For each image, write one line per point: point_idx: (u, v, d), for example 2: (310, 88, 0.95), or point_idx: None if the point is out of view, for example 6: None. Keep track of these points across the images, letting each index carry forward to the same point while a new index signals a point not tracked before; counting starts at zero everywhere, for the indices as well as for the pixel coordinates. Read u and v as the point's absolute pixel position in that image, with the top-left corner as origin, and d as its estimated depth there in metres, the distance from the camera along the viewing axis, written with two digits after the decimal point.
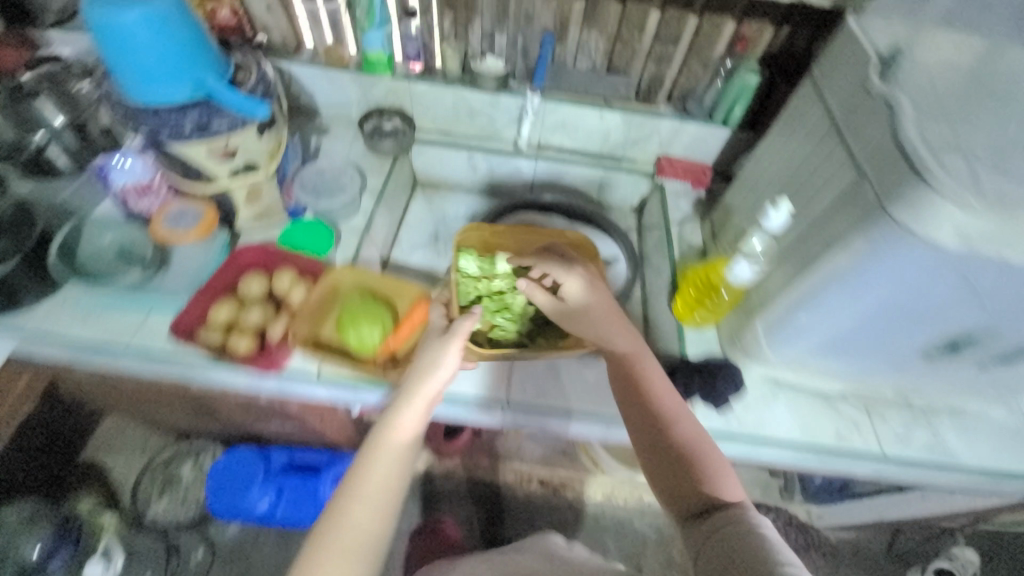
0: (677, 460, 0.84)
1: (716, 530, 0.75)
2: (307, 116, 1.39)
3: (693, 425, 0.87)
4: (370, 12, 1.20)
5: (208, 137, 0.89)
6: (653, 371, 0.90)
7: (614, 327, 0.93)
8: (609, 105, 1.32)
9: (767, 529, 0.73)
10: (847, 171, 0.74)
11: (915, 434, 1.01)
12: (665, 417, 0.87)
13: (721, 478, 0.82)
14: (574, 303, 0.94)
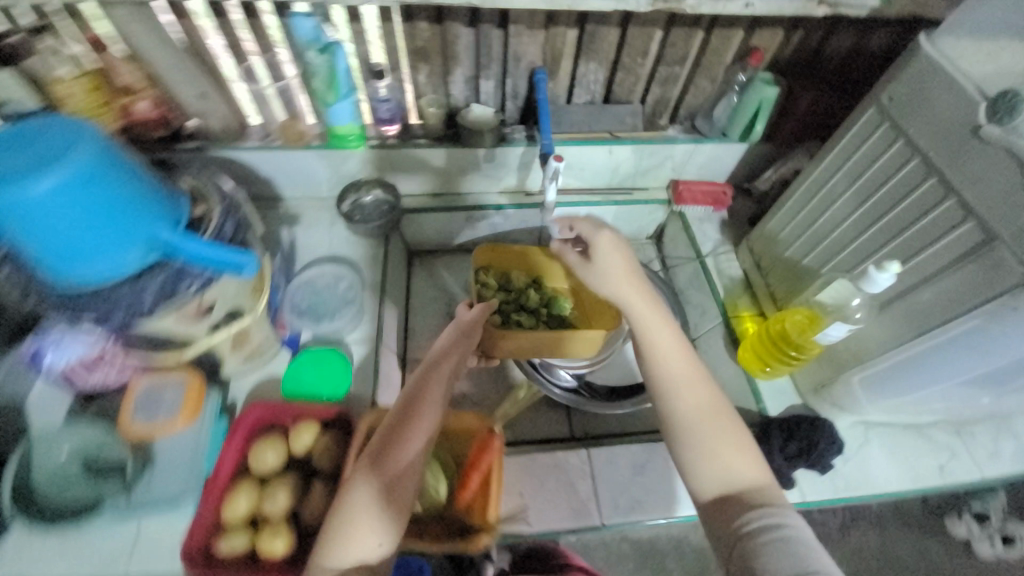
0: (684, 434, 0.67)
1: (753, 535, 0.57)
2: (272, 204, 1.19)
3: (702, 390, 0.70)
4: (334, 81, 0.98)
5: (179, 302, 0.68)
6: (659, 330, 0.74)
7: (628, 287, 0.78)
8: (617, 138, 1.16)
9: (794, 530, 0.56)
10: (973, 230, 0.64)
11: (1004, 444, 0.94)
12: (677, 370, 0.71)
13: (734, 456, 0.65)
14: (596, 270, 0.81)
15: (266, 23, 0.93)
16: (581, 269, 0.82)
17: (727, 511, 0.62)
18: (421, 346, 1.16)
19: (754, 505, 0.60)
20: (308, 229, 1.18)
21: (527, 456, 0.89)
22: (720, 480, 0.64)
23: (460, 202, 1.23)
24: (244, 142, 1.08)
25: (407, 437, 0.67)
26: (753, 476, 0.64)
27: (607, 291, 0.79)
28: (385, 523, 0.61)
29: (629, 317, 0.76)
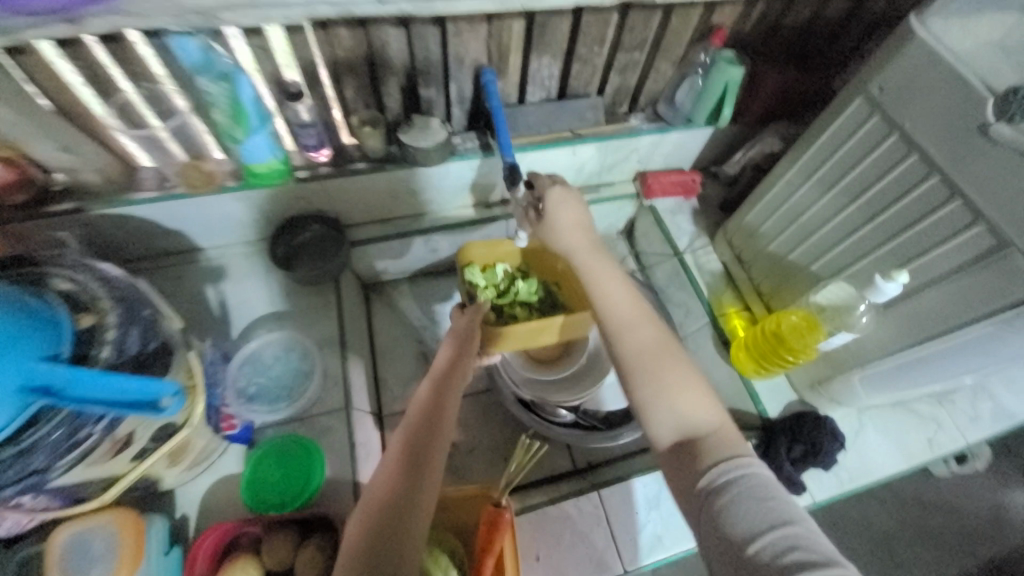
0: (638, 381, 0.64)
1: (714, 486, 0.53)
2: (188, 257, 1.01)
3: (650, 334, 0.67)
4: (239, 115, 0.81)
5: (83, 451, 0.56)
6: (608, 282, 0.72)
7: (583, 246, 0.75)
8: (580, 137, 1.05)
9: (752, 471, 0.53)
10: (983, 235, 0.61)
11: (981, 405, 0.97)
12: (624, 315, 0.69)
13: (688, 392, 0.62)
14: (554, 233, 0.76)
15: (139, 52, 0.73)
16: (540, 231, 0.78)
17: (687, 456, 0.58)
18: (396, 394, 1.05)
19: (716, 451, 0.56)
20: (241, 282, 1.01)
21: (538, 512, 0.82)
22: (676, 424, 0.60)
23: (415, 224, 1.10)
24: (137, 193, 0.88)
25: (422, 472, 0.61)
26: (713, 420, 0.60)
27: (566, 250, 0.76)
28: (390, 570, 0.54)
29: (586, 277, 0.74)
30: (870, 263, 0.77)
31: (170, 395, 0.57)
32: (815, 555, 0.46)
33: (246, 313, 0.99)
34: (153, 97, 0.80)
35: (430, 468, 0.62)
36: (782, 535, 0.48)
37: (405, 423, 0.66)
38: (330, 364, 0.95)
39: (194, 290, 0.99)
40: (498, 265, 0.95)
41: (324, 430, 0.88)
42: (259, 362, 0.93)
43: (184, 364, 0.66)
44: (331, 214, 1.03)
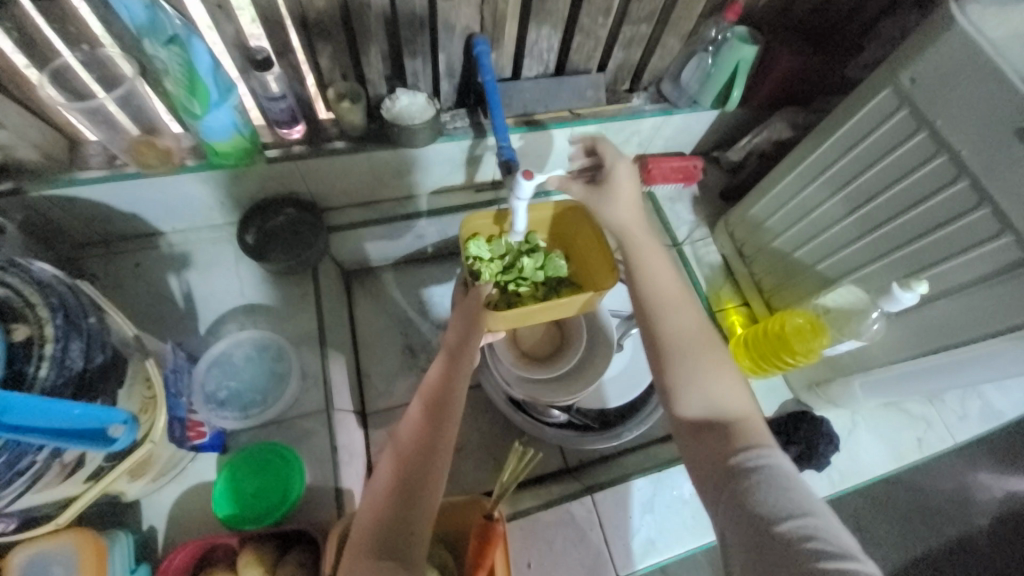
0: (672, 361, 0.62)
1: (739, 467, 0.51)
2: (147, 242, 0.91)
3: (692, 319, 0.64)
4: (195, 86, 0.69)
5: (27, 480, 0.50)
6: (656, 261, 0.69)
7: (638, 225, 0.71)
8: (579, 118, 0.97)
9: (774, 461, 0.51)
10: (1013, 244, 0.58)
11: (970, 404, 0.97)
12: (658, 299, 0.66)
13: (719, 381, 0.60)
14: (608, 208, 0.72)
15: (79, 10, 0.65)
16: (589, 199, 0.73)
17: (712, 435, 0.56)
18: (379, 390, 0.99)
19: (741, 437, 0.54)
20: (208, 270, 0.93)
21: (530, 518, 0.79)
22: (706, 406, 0.58)
23: (399, 208, 1.03)
24: (81, 170, 0.78)
25: (432, 457, 0.57)
26: (741, 407, 0.58)
27: (616, 226, 0.71)
28: (409, 536, 0.52)
29: (634, 255, 0.69)
30: (882, 267, 0.74)
31: (121, 424, 0.52)
32: (835, 548, 0.44)
33: (214, 305, 0.91)
34: (94, 62, 0.69)
35: (442, 451, 0.58)
36: (798, 525, 0.46)
37: (425, 395, 0.64)
38: (308, 361, 0.89)
39: (155, 279, 0.90)
40: (504, 238, 0.80)
41: (303, 434, 0.82)
42: (228, 360, 0.86)
43: (140, 374, 0.61)
44: (307, 198, 0.94)
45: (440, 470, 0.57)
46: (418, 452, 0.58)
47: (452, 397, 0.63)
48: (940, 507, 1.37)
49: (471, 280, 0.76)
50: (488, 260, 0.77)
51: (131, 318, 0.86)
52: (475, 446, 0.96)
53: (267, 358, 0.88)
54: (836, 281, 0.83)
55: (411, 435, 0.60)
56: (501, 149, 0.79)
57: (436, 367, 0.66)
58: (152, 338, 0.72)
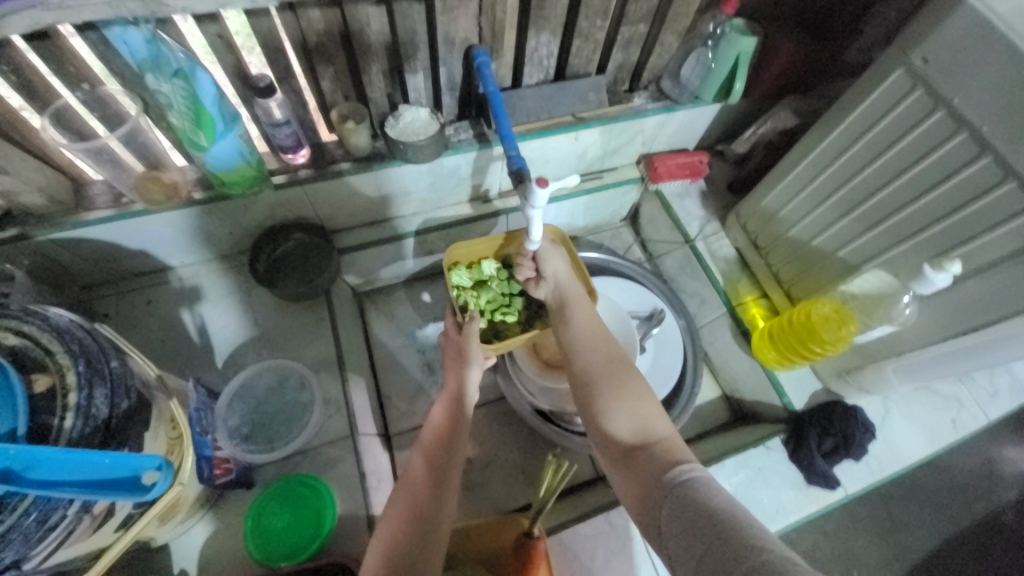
0: (599, 401, 0.62)
1: (669, 478, 0.50)
2: (158, 278, 0.90)
3: (613, 358, 0.66)
4: (200, 118, 0.69)
5: (61, 534, 0.49)
6: (579, 309, 0.72)
7: (571, 283, 0.75)
8: (582, 121, 0.96)
9: (700, 473, 0.50)
10: None
11: (999, 380, 0.95)
12: (582, 346, 0.68)
13: (639, 412, 0.59)
14: (551, 260, 0.76)
15: (75, 48, 0.64)
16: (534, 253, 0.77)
17: (640, 459, 0.54)
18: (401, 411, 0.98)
19: (665, 457, 0.53)
20: (220, 303, 0.91)
21: (567, 531, 0.77)
22: (631, 434, 0.58)
23: (407, 226, 1.01)
24: (86, 211, 0.76)
25: (442, 475, 0.58)
26: (664, 428, 0.58)
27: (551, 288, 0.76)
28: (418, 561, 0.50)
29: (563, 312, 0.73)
30: (906, 250, 0.74)
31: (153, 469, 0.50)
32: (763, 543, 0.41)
33: (230, 337, 0.90)
34: (96, 100, 0.69)
35: (451, 471, 0.59)
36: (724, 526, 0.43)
37: (443, 414, 0.66)
38: (329, 387, 0.88)
39: (168, 315, 0.89)
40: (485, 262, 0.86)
41: (330, 462, 0.80)
42: (249, 394, 0.84)
43: (166, 413, 0.60)
44: (316, 222, 0.93)
45: (451, 489, 0.58)
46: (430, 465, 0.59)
47: (453, 417, 0.65)
48: (971, 484, 1.35)
49: (458, 312, 0.79)
50: (469, 289, 0.83)
51: (148, 356, 0.85)
52: (503, 460, 0.94)
53: (287, 388, 0.86)
54: (858, 268, 0.82)
55: (436, 435, 0.63)
56: (511, 158, 0.78)
57: (450, 377, 0.70)
58: (173, 377, 0.70)
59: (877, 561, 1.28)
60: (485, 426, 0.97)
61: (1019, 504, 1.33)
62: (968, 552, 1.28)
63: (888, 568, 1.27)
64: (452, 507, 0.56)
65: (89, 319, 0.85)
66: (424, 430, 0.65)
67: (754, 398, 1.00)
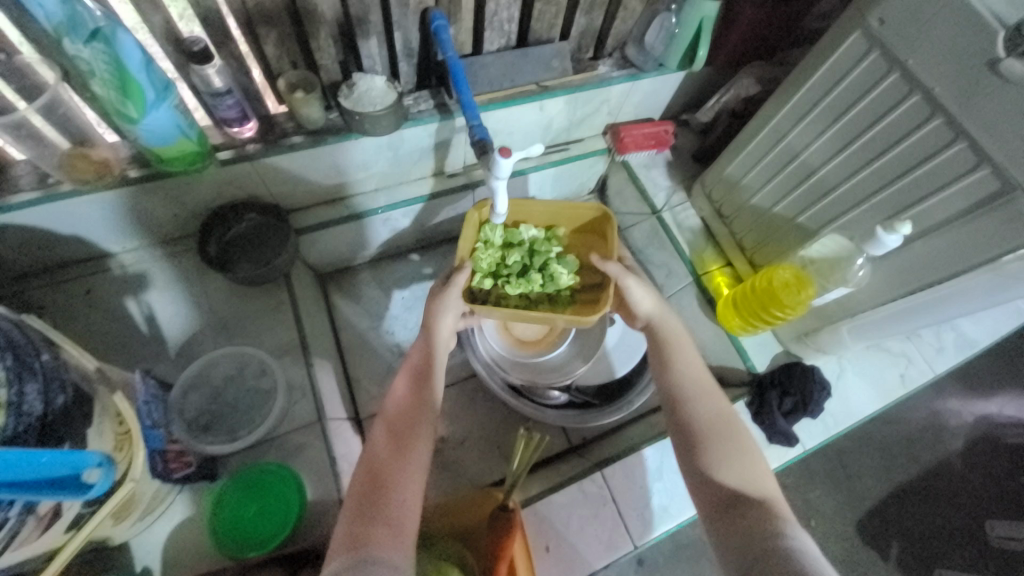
0: (704, 447, 0.58)
1: (771, 541, 0.47)
2: (98, 265, 0.84)
3: (720, 406, 0.61)
4: (127, 87, 0.62)
5: (3, 538, 0.45)
6: (686, 345, 0.68)
7: (673, 318, 0.70)
8: (547, 90, 0.93)
9: (804, 546, 0.46)
10: (993, 178, 0.59)
11: (945, 336, 1.00)
12: (685, 388, 0.63)
13: (742, 467, 0.56)
14: (634, 294, 0.70)
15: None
16: (623, 279, 0.69)
17: (743, 513, 0.51)
18: (370, 392, 0.96)
19: (766, 519, 0.49)
20: (170, 289, 0.85)
21: (542, 502, 0.78)
22: (734, 485, 0.54)
23: (367, 203, 0.97)
24: (9, 194, 0.69)
25: (409, 451, 0.57)
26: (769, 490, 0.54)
27: (638, 316, 0.71)
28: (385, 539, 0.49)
29: (661, 342, 0.68)
30: (861, 213, 0.75)
31: (96, 466, 0.48)
32: None
33: (183, 326, 0.85)
34: (12, 71, 0.61)
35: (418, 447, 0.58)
36: None
37: (411, 385, 0.63)
38: (292, 372, 0.85)
39: (110, 305, 0.83)
40: (526, 227, 0.81)
41: (297, 448, 0.78)
42: (206, 383, 0.80)
43: (110, 409, 0.57)
44: (271, 201, 0.88)
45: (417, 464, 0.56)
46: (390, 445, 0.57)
47: (421, 392, 0.62)
48: (919, 436, 1.45)
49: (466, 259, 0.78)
50: (496, 247, 0.79)
51: (92, 348, 0.79)
52: (477, 436, 0.95)
53: (247, 376, 0.82)
54: (817, 232, 0.84)
55: (401, 408, 0.61)
56: (473, 128, 0.75)
57: (416, 346, 0.67)
58: (119, 369, 0.66)
59: (833, 509, 1.37)
60: (458, 404, 0.97)
61: (960, 451, 1.44)
62: (914, 498, 1.38)
63: (842, 516, 1.36)
64: (418, 471, 0.56)
65: (20, 312, 0.78)
66: (383, 410, 0.61)
67: None
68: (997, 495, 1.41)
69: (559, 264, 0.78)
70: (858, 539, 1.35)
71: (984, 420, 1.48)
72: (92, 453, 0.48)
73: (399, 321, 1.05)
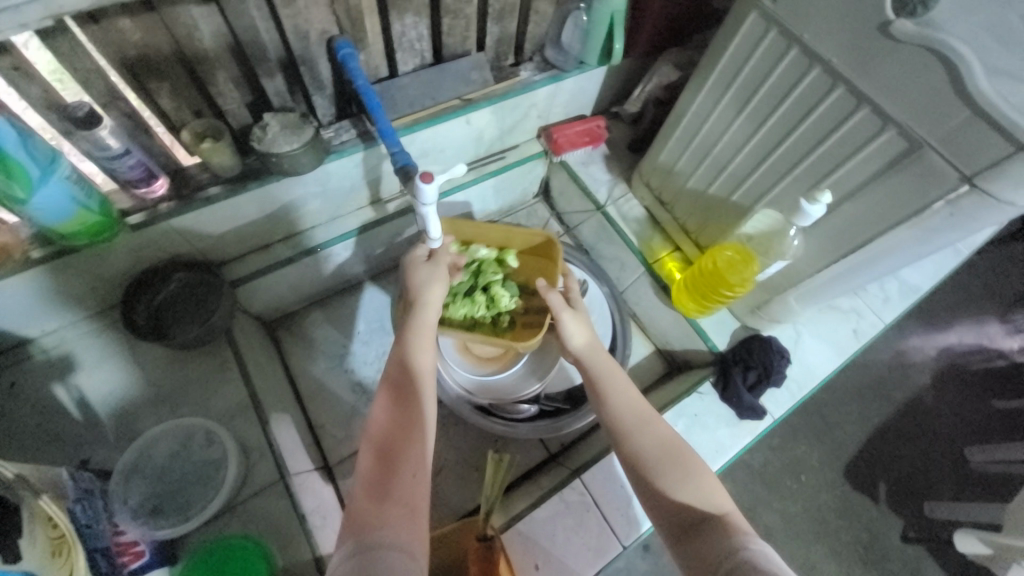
0: (657, 475, 0.59)
1: (736, 552, 0.47)
2: (18, 353, 0.78)
3: (663, 430, 0.63)
4: (7, 168, 0.58)
5: None
6: (619, 378, 0.69)
7: (605, 352, 0.73)
8: (471, 104, 0.92)
9: (765, 553, 0.47)
10: (901, 138, 0.61)
11: (889, 286, 1.04)
12: (627, 419, 0.64)
13: (694, 487, 0.57)
14: (571, 330, 0.75)
15: None
16: (561, 312, 0.75)
17: (704, 538, 0.51)
18: (339, 435, 0.93)
19: (726, 536, 0.50)
20: (102, 367, 0.80)
21: (525, 521, 0.76)
22: (691, 506, 0.55)
23: (304, 244, 0.93)
24: None
25: (396, 487, 0.51)
26: (725, 504, 0.55)
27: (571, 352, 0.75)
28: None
29: (597, 377, 0.70)
30: (787, 186, 0.77)
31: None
32: None
33: (124, 402, 0.80)
34: None
35: (407, 478, 0.52)
36: None
37: (386, 423, 0.59)
38: (249, 430, 0.81)
39: (37, 395, 0.77)
40: (478, 248, 0.88)
41: (263, 510, 0.74)
42: (151, 462, 0.76)
43: (40, 513, 0.53)
44: (198, 257, 0.84)
45: (412, 496, 0.50)
46: (379, 467, 0.54)
47: (402, 424, 0.58)
48: (888, 377, 1.50)
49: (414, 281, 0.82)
50: None
51: (21, 444, 0.73)
52: (454, 461, 0.93)
53: (194, 448, 0.77)
54: (751, 208, 0.85)
55: (382, 449, 0.56)
56: (396, 156, 0.74)
57: (388, 382, 0.63)
58: (45, 466, 0.61)
59: (819, 463, 1.41)
60: None
61: (928, 386, 1.50)
62: (893, 438, 1.44)
63: (828, 467, 1.40)
64: (413, 505, 0.50)
65: None
66: (366, 438, 0.58)
67: (683, 347, 1.04)
68: (967, 422, 1.47)
69: (502, 287, 0.85)
70: (847, 486, 1.39)
71: (946, 352, 1.54)
72: (14, 570, 0.45)
73: (358, 356, 1.02)
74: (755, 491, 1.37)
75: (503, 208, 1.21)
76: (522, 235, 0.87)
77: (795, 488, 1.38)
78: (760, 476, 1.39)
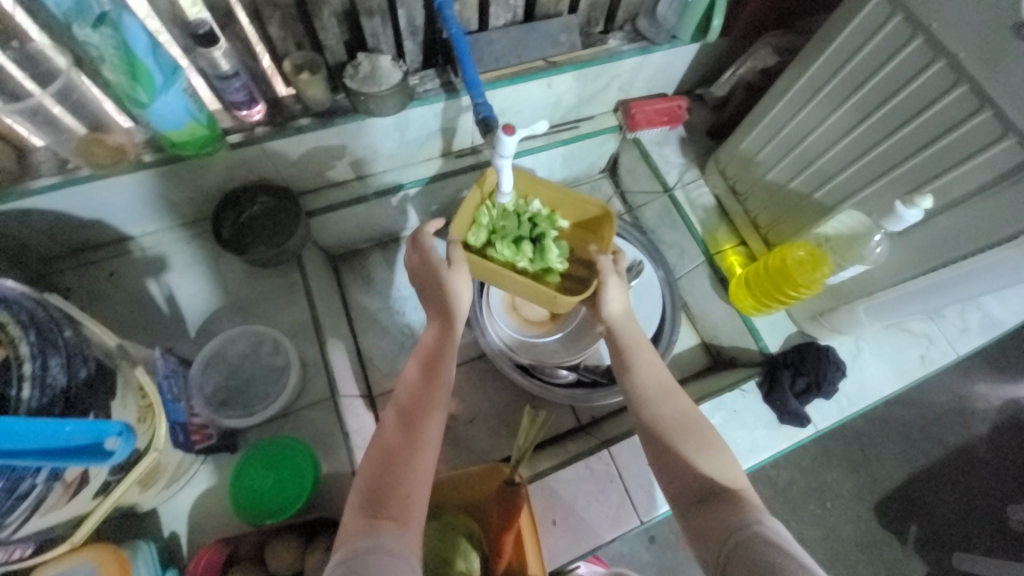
0: (674, 444, 0.60)
1: (745, 527, 0.48)
2: (120, 249, 0.87)
3: (683, 405, 0.63)
4: (135, 71, 0.64)
5: (31, 504, 0.49)
6: (647, 349, 0.70)
7: (638, 328, 0.73)
8: (555, 66, 0.91)
9: (776, 530, 0.48)
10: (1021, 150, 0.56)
11: (969, 316, 0.96)
12: (648, 393, 0.65)
13: (708, 463, 0.58)
14: (614, 294, 0.74)
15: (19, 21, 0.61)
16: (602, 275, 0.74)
17: (714, 510, 0.52)
18: (382, 371, 0.99)
19: (738, 510, 0.51)
20: (188, 272, 0.88)
21: (550, 478, 0.79)
22: (705, 480, 0.56)
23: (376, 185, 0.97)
24: (33, 181, 0.72)
25: (407, 461, 0.55)
26: (739, 483, 0.56)
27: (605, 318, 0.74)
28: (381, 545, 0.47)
29: (626, 348, 0.70)
30: (879, 189, 0.73)
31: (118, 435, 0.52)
32: None
33: (203, 306, 0.88)
34: (26, 58, 0.64)
35: (420, 443, 0.57)
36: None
37: (410, 383, 0.63)
38: (306, 350, 0.88)
39: (133, 287, 0.86)
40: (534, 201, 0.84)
41: (309, 423, 0.81)
42: (223, 360, 0.84)
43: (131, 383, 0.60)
44: (282, 182, 0.90)
45: (418, 465, 0.55)
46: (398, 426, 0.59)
47: (427, 383, 0.63)
48: (943, 419, 1.41)
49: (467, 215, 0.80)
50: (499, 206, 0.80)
51: (117, 328, 0.83)
52: (485, 413, 0.96)
53: (258, 357, 0.84)
54: (835, 209, 0.81)
55: (409, 396, 0.62)
56: (479, 106, 0.75)
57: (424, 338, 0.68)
58: (138, 346, 0.70)
59: (850, 492, 1.35)
60: (466, 384, 0.98)
61: (985, 436, 1.40)
62: (935, 482, 1.35)
63: (858, 498, 1.35)
64: (420, 477, 0.55)
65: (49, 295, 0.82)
66: (413, 356, 0.67)
67: (732, 344, 1.02)
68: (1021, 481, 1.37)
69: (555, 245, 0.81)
70: (875, 522, 1.33)
71: (1013, 403, 1.43)
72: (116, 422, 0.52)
73: (408, 302, 1.06)
74: (775, 508, 1.34)
75: (567, 179, 1.21)
76: (580, 203, 0.85)
77: (818, 513, 1.34)
78: (783, 494, 1.35)
